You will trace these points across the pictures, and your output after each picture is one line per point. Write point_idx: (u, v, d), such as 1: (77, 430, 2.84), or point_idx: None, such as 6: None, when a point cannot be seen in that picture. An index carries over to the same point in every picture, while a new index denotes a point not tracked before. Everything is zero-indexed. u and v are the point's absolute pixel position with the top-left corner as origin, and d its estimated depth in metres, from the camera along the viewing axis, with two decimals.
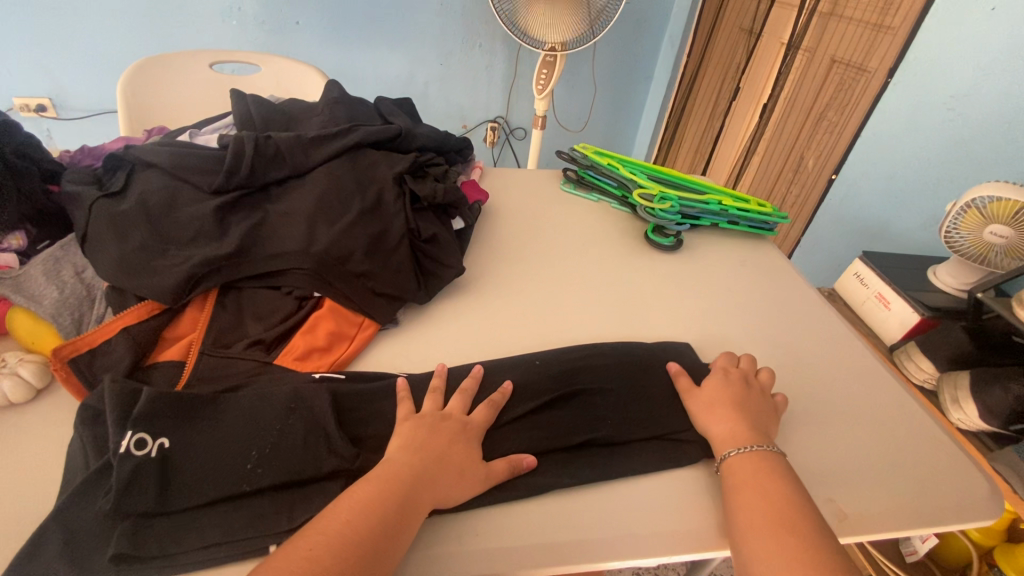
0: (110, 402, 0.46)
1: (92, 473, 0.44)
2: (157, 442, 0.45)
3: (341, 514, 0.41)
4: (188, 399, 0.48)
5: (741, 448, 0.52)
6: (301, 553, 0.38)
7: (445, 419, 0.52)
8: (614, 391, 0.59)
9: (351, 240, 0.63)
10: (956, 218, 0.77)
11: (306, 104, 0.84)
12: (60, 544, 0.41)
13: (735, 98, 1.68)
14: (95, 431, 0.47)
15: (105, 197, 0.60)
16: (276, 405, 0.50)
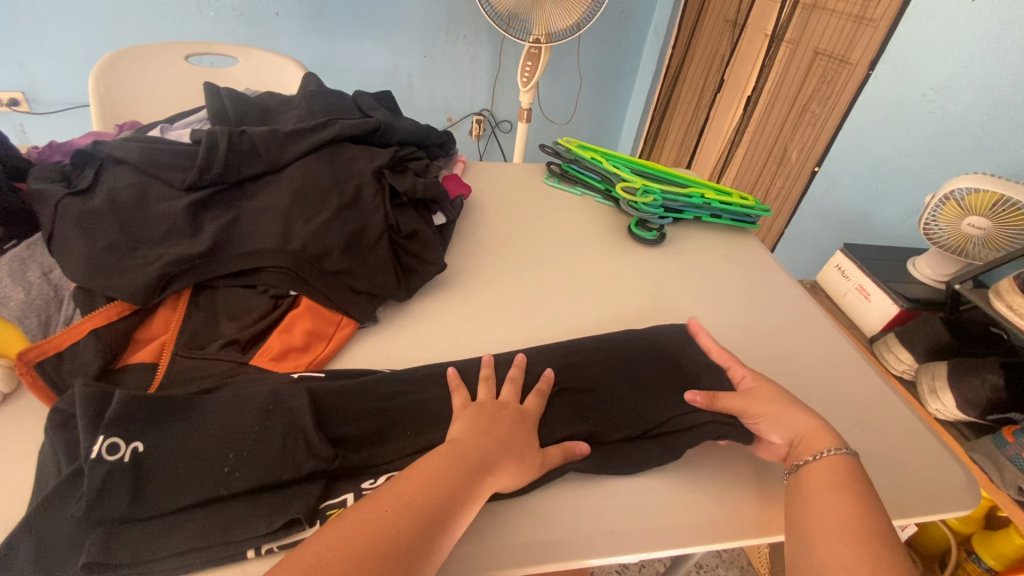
0: (81, 406, 0.45)
1: (64, 478, 0.43)
2: (131, 447, 0.44)
3: (412, 488, 0.42)
4: (162, 400, 0.47)
5: (822, 453, 0.50)
6: (373, 518, 0.39)
7: (502, 407, 0.52)
8: (601, 389, 0.58)
9: (329, 238, 0.62)
10: (935, 210, 0.78)
11: (282, 98, 0.82)
12: (32, 551, 0.40)
13: (720, 91, 1.68)
14: (68, 435, 0.46)
15: (72, 195, 0.58)
16: (254, 406, 0.49)
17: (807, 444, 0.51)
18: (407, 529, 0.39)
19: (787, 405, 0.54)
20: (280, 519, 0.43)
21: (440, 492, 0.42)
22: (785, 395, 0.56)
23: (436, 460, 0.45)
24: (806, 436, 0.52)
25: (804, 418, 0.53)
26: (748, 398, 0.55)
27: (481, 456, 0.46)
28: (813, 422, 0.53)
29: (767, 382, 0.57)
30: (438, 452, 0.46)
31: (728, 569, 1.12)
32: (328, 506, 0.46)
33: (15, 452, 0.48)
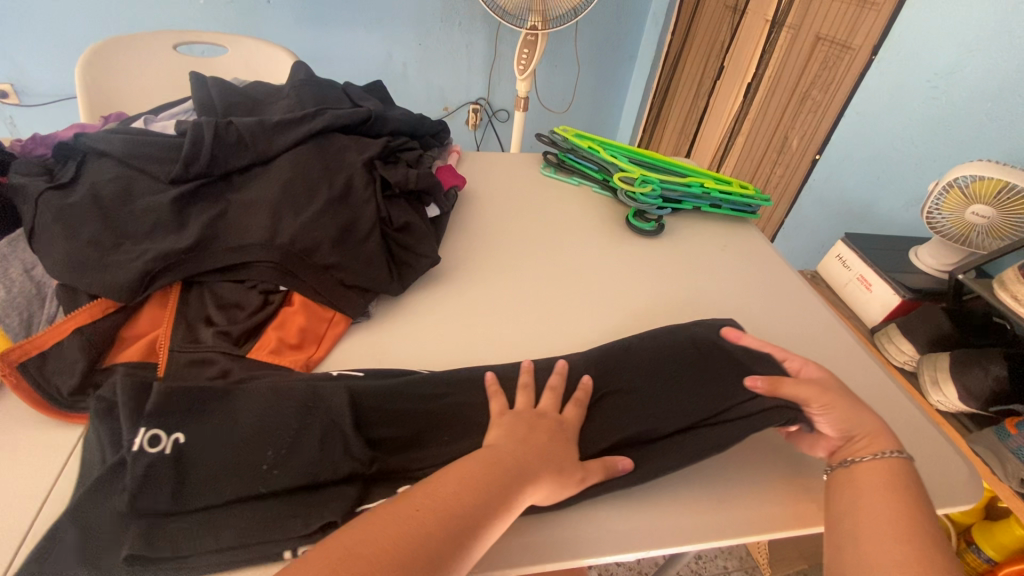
0: (123, 395, 0.45)
1: (107, 469, 0.42)
2: (172, 439, 0.44)
3: (445, 491, 0.41)
4: (199, 392, 0.47)
5: (880, 453, 0.49)
6: (403, 518, 0.38)
7: (540, 416, 0.50)
8: (644, 383, 0.56)
9: (319, 230, 0.61)
10: (938, 198, 0.76)
11: (271, 87, 0.80)
12: (76, 539, 0.40)
13: (720, 78, 1.65)
14: (111, 424, 0.45)
15: (53, 189, 0.57)
16: (292, 403, 0.48)
17: (863, 443, 0.50)
18: (436, 533, 0.38)
19: (849, 402, 0.53)
20: (320, 519, 0.42)
21: (476, 501, 0.40)
22: (844, 391, 0.54)
23: (474, 467, 0.43)
24: (863, 437, 0.50)
25: (867, 417, 0.52)
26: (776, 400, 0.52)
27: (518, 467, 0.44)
28: (878, 427, 0.51)
29: (827, 375, 0.56)
30: (476, 457, 0.44)
31: (726, 560, 1.12)
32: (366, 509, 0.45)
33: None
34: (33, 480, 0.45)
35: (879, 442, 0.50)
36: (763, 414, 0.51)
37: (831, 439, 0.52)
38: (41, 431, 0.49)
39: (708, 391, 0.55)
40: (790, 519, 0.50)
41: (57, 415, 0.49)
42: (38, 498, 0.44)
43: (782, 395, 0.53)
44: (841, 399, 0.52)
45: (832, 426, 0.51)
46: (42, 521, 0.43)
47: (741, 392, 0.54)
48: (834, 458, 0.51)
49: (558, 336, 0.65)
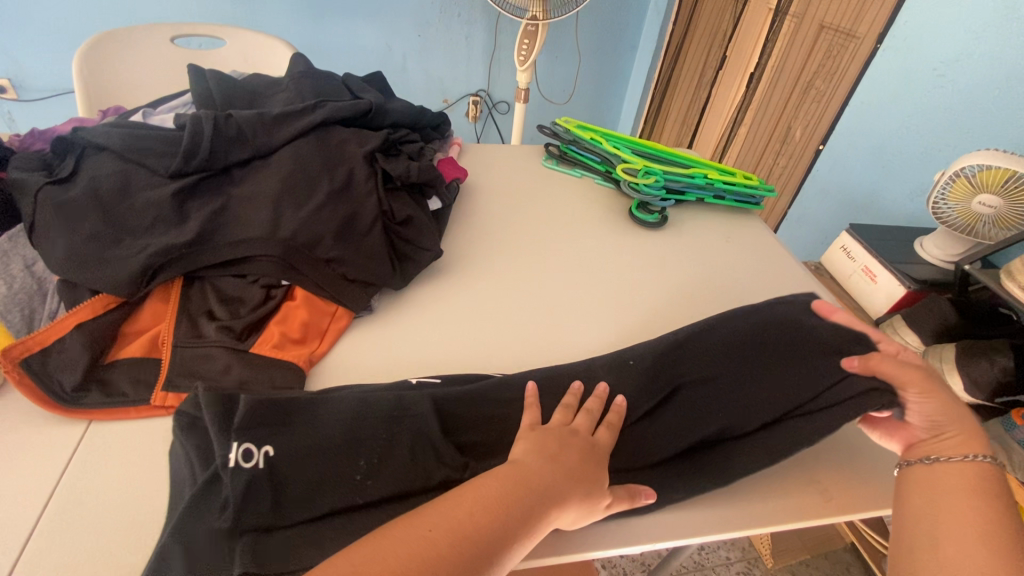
0: (208, 409, 0.44)
1: (201, 486, 0.42)
2: (262, 451, 0.43)
3: (465, 506, 0.38)
4: (283, 403, 0.46)
5: (971, 455, 0.45)
6: (416, 538, 0.36)
7: (572, 434, 0.47)
8: (721, 372, 0.55)
9: (320, 224, 0.60)
10: (944, 187, 0.76)
11: (270, 79, 0.79)
12: (183, 561, 0.39)
13: (722, 68, 1.64)
14: (198, 438, 0.45)
15: (52, 184, 0.56)
16: (379, 412, 0.47)
17: (951, 440, 0.46)
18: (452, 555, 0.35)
19: (941, 390, 0.50)
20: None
21: (496, 521, 0.38)
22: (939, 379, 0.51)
23: (495, 484, 0.40)
24: (952, 433, 0.47)
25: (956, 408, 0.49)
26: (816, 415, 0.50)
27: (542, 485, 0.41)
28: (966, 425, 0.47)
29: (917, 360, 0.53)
30: (505, 473, 0.41)
31: (729, 551, 1.12)
32: None
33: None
34: (38, 477, 0.45)
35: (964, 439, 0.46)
36: (863, 396, 0.49)
37: (915, 429, 0.49)
38: (44, 429, 0.49)
39: (792, 375, 0.54)
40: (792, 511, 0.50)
41: (60, 412, 0.49)
42: (43, 495, 0.44)
43: (877, 373, 0.50)
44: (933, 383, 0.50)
45: (919, 415, 0.49)
46: (49, 517, 0.43)
47: (830, 372, 0.52)
48: (910, 452, 0.48)
49: (562, 331, 0.64)
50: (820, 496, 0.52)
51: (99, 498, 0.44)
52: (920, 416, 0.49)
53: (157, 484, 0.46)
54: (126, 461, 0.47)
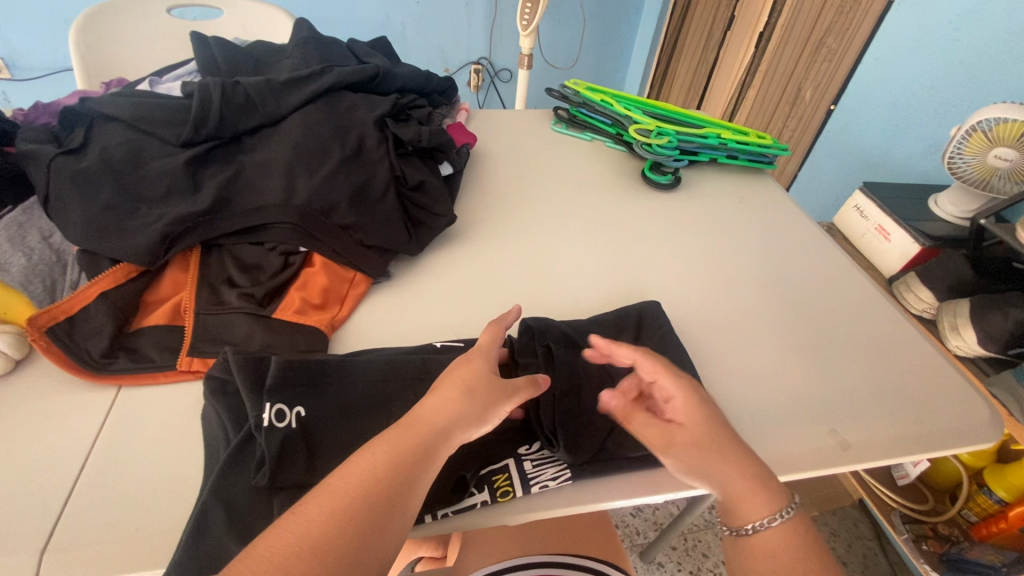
0: (240, 372, 0.45)
1: (236, 446, 0.42)
2: (295, 412, 0.44)
3: (352, 475, 0.37)
4: (314, 366, 0.47)
5: (769, 521, 0.41)
6: (305, 516, 0.34)
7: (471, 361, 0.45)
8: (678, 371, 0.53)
9: (334, 190, 0.60)
10: (960, 142, 0.74)
11: (274, 46, 0.78)
12: (224, 519, 0.40)
13: (730, 28, 1.59)
14: (229, 402, 0.46)
15: (64, 154, 0.55)
16: (407, 375, 0.49)
17: (748, 504, 0.42)
18: (350, 520, 0.34)
19: (721, 443, 0.43)
20: (453, 476, 0.45)
21: (389, 476, 0.37)
22: (723, 424, 0.44)
23: (383, 445, 0.39)
24: (747, 492, 0.42)
25: (740, 457, 0.43)
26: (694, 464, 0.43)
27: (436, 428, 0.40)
28: (763, 472, 0.43)
29: (698, 398, 0.45)
30: (386, 433, 0.40)
31: None
32: (492, 471, 0.47)
33: (32, 419, 0.47)
34: (73, 439, 0.46)
35: (767, 494, 0.42)
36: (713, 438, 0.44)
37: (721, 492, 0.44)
38: (73, 396, 0.49)
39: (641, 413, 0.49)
40: (810, 458, 0.50)
41: (90, 378, 0.50)
42: (77, 458, 0.45)
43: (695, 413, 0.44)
44: (702, 442, 0.43)
45: (712, 486, 0.43)
46: (86, 478, 0.44)
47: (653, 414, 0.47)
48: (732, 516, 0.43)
49: (577, 293, 0.65)
50: (839, 445, 0.52)
51: (133, 459, 0.45)
52: (702, 480, 0.43)
53: (188, 445, 0.47)
54: (157, 426, 0.48)
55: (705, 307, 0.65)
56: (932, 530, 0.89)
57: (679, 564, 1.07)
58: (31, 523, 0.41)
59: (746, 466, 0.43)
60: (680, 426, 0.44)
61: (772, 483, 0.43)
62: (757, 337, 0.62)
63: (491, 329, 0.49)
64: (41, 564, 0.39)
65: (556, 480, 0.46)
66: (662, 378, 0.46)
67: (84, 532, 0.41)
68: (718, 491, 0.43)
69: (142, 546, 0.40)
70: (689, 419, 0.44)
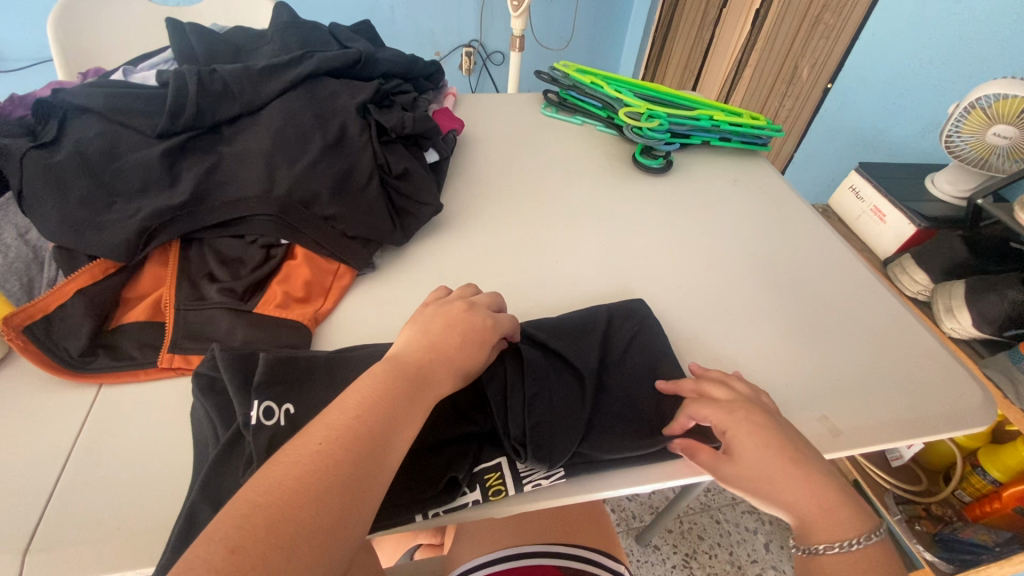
0: (228, 369, 0.45)
1: (223, 445, 0.42)
2: (284, 409, 0.43)
3: (347, 415, 0.37)
4: (301, 362, 0.47)
5: (841, 546, 0.42)
6: (306, 455, 0.34)
7: (470, 309, 0.49)
8: (668, 364, 0.53)
9: (316, 180, 0.58)
10: (958, 120, 0.72)
11: (253, 32, 0.76)
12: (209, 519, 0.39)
13: (726, 5, 1.55)
14: (217, 399, 0.45)
15: (37, 148, 0.54)
16: None
17: (818, 527, 0.43)
18: (347, 458, 0.35)
19: (784, 467, 0.44)
20: (444, 477, 0.44)
21: (382, 416, 0.38)
22: (788, 449, 0.45)
23: (356, 396, 0.38)
24: (818, 513, 0.43)
25: (803, 476, 0.44)
26: (762, 486, 0.44)
27: (421, 370, 0.42)
28: (834, 496, 0.43)
29: (758, 420, 0.46)
30: (377, 372, 0.41)
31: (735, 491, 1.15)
32: (484, 470, 0.46)
33: (13, 418, 0.47)
34: (54, 439, 0.46)
35: (839, 520, 0.43)
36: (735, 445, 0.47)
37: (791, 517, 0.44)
38: (53, 394, 0.49)
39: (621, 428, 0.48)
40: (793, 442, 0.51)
41: (70, 376, 0.49)
42: (59, 457, 0.44)
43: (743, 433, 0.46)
44: (759, 467, 0.44)
45: (782, 509, 0.44)
46: (68, 478, 0.43)
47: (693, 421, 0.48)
48: (803, 537, 0.44)
49: (564, 281, 0.64)
50: (829, 431, 0.51)
51: (116, 458, 0.45)
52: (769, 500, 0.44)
53: (174, 443, 0.46)
54: (141, 425, 0.47)
55: (695, 293, 0.64)
56: (925, 511, 0.89)
57: (674, 546, 1.08)
58: (12, 525, 0.40)
59: (818, 490, 0.43)
60: (735, 455, 0.45)
61: (842, 508, 0.43)
62: (748, 325, 0.61)
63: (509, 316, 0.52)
64: (24, 563, 0.39)
65: (549, 479, 0.46)
66: (709, 411, 0.47)
67: (66, 531, 0.40)
68: (789, 513, 0.44)
69: (124, 545, 0.40)
70: (746, 449, 0.45)
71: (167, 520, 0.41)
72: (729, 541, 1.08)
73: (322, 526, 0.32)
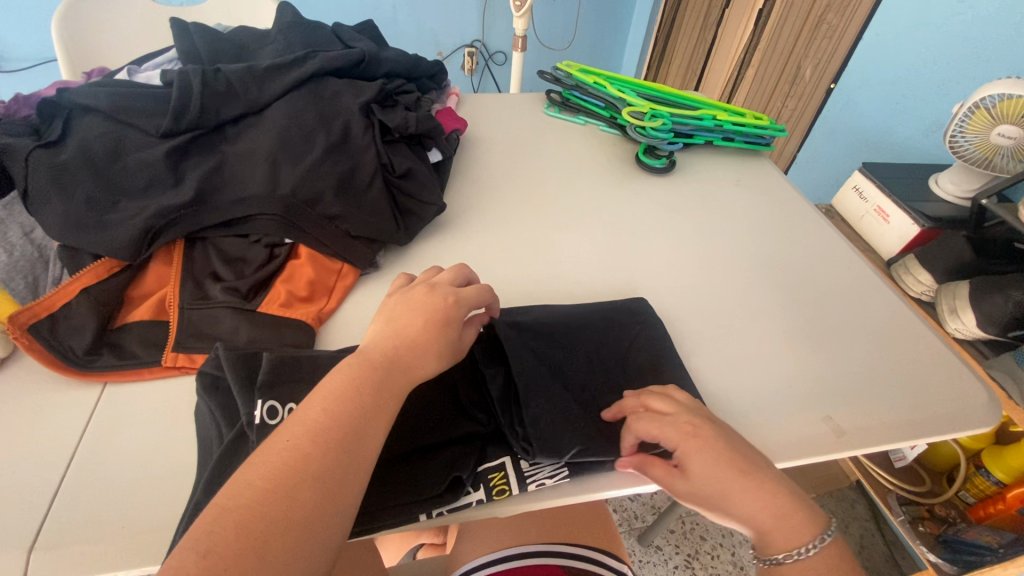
0: (230, 368, 0.45)
1: (227, 445, 0.42)
2: (287, 409, 0.43)
3: (315, 412, 0.37)
4: (306, 361, 0.47)
5: (798, 554, 0.41)
6: (274, 454, 0.34)
7: (431, 290, 0.47)
8: (673, 363, 0.54)
9: (319, 179, 0.58)
10: (962, 120, 0.72)
11: (257, 32, 0.76)
12: None
13: (729, 6, 1.55)
14: (221, 398, 0.45)
15: (42, 147, 0.54)
16: None
17: (777, 537, 0.42)
18: (318, 453, 0.35)
19: (738, 482, 0.42)
20: (449, 476, 0.44)
21: (352, 409, 0.37)
22: (736, 458, 0.43)
23: (322, 394, 0.38)
24: (773, 524, 0.42)
25: (755, 487, 0.42)
26: (718, 501, 0.42)
27: (390, 360, 0.41)
28: (786, 502, 0.42)
29: (705, 432, 0.44)
30: (345, 366, 0.40)
31: None
32: (487, 470, 0.46)
33: (19, 417, 0.47)
34: (59, 438, 0.46)
35: (795, 525, 0.42)
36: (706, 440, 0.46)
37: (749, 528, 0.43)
38: (57, 393, 0.49)
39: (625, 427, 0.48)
40: None
41: (74, 375, 0.49)
42: (64, 455, 0.45)
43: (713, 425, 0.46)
44: (713, 486, 0.42)
45: (740, 524, 0.42)
46: (73, 477, 0.43)
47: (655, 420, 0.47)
48: (764, 548, 0.43)
49: (567, 280, 0.64)
50: (833, 432, 0.51)
51: (122, 456, 0.45)
52: (725, 515, 0.43)
53: (179, 441, 0.46)
54: (146, 424, 0.47)
55: (699, 294, 0.64)
56: (929, 512, 0.89)
57: (676, 546, 1.07)
58: (17, 523, 0.40)
59: (771, 499, 0.42)
60: (687, 473, 0.43)
61: (796, 513, 0.42)
62: (752, 325, 0.61)
63: (478, 285, 0.50)
64: (29, 561, 0.39)
65: (554, 478, 0.46)
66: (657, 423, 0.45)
67: (71, 529, 0.40)
68: (748, 527, 0.43)
69: (127, 544, 0.40)
70: (696, 464, 0.43)
71: (173, 519, 0.41)
72: (730, 542, 1.08)
73: (297, 522, 0.32)
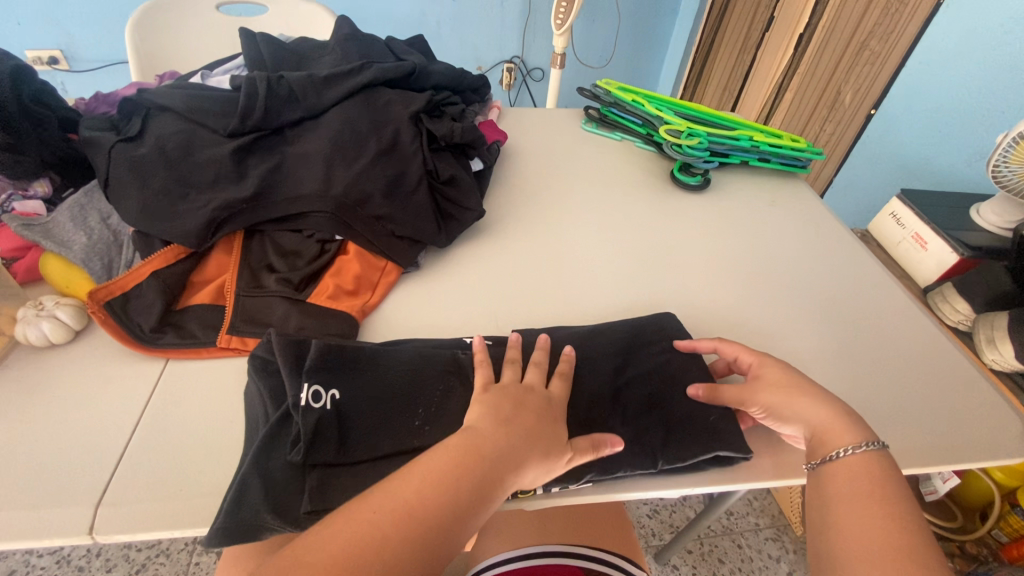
0: (281, 353, 0.48)
1: (275, 424, 0.45)
2: (330, 394, 0.46)
3: (408, 491, 0.38)
4: (350, 352, 0.50)
5: (852, 448, 0.44)
6: (360, 521, 0.36)
7: (527, 392, 0.47)
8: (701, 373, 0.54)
9: (369, 181, 0.62)
10: (1005, 151, 0.71)
11: (316, 42, 0.81)
12: (261, 491, 0.42)
13: (769, 30, 1.56)
14: (270, 380, 0.48)
15: (122, 141, 0.59)
16: (437, 365, 0.51)
17: (833, 435, 0.45)
18: (395, 535, 0.36)
19: (803, 392, 0.48)
20: None
21: (439, 497, 0.38)
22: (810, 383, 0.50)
23: (422, 469, 0.39)
24: (831, 424, 0.46)
25: (814, 399, 0.48)
26: (783, 396, 0.48)
27: (491, 453, 0.41)
28: (842, 414, 0.46)
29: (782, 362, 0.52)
30: (446, 447, 0.41)
31: (758, 517, 1.13)
32: None
33: (91, 384, 0.51)
34: (123, 407, 0.49)
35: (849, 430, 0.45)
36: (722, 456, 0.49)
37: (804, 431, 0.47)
38: (125, 366, 0.53)
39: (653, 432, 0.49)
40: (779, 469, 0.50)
41: (138, 349, 0.53)
42: (129, 422, 0.48)
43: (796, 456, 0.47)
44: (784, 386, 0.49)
45: (795, 420, 0.47)
46: (135, 442, 0.47)
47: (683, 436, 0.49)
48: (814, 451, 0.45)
49: (598, 289, 0.66)
50: None
51: (180, 425, 0.48)
52: (786, 417, 0.48)
53: (230, 415, 0.50)
54: (201, 399, 0.51)
55: (730, 310, 0.65)
56: (959, 548, 0.86)
57: (693, 567, 1.06)
58: (87, 480, 0.44)
59: (828, 407, 0.47)
60: (761, 375, 0.51)
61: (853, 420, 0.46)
62: (783, 342, 0.62)
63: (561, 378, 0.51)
64: (95, 516, 0.42)
65: (578, 483, 0.47)
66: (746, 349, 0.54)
67: (133, 489, 0.44)
68: (805, 427, 0.47)
69: (183, 508, 0.43)
70: (770, 372, 0.51)
71: (224, 487, 0.44)
72: (750, 567, 1.06)
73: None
